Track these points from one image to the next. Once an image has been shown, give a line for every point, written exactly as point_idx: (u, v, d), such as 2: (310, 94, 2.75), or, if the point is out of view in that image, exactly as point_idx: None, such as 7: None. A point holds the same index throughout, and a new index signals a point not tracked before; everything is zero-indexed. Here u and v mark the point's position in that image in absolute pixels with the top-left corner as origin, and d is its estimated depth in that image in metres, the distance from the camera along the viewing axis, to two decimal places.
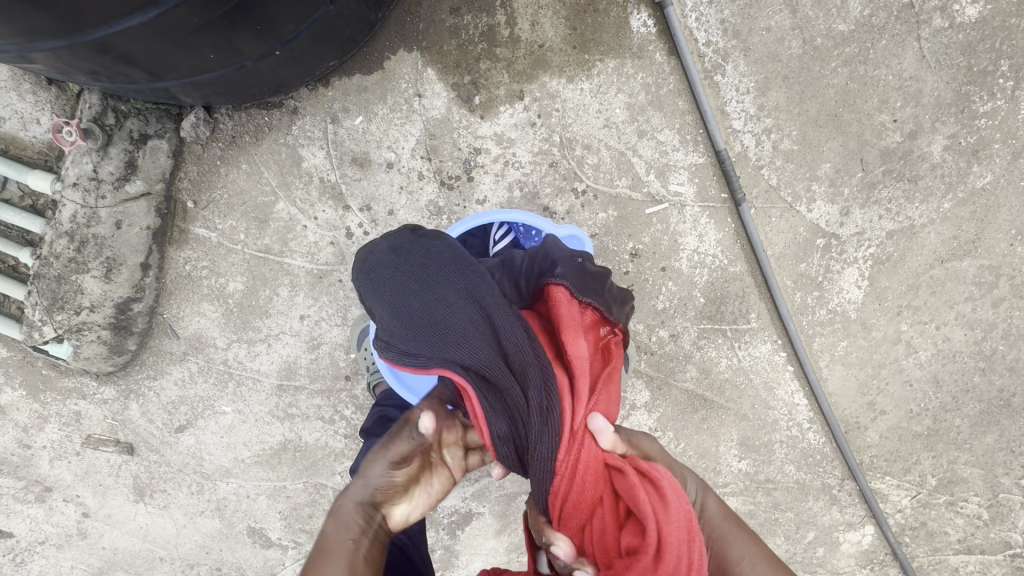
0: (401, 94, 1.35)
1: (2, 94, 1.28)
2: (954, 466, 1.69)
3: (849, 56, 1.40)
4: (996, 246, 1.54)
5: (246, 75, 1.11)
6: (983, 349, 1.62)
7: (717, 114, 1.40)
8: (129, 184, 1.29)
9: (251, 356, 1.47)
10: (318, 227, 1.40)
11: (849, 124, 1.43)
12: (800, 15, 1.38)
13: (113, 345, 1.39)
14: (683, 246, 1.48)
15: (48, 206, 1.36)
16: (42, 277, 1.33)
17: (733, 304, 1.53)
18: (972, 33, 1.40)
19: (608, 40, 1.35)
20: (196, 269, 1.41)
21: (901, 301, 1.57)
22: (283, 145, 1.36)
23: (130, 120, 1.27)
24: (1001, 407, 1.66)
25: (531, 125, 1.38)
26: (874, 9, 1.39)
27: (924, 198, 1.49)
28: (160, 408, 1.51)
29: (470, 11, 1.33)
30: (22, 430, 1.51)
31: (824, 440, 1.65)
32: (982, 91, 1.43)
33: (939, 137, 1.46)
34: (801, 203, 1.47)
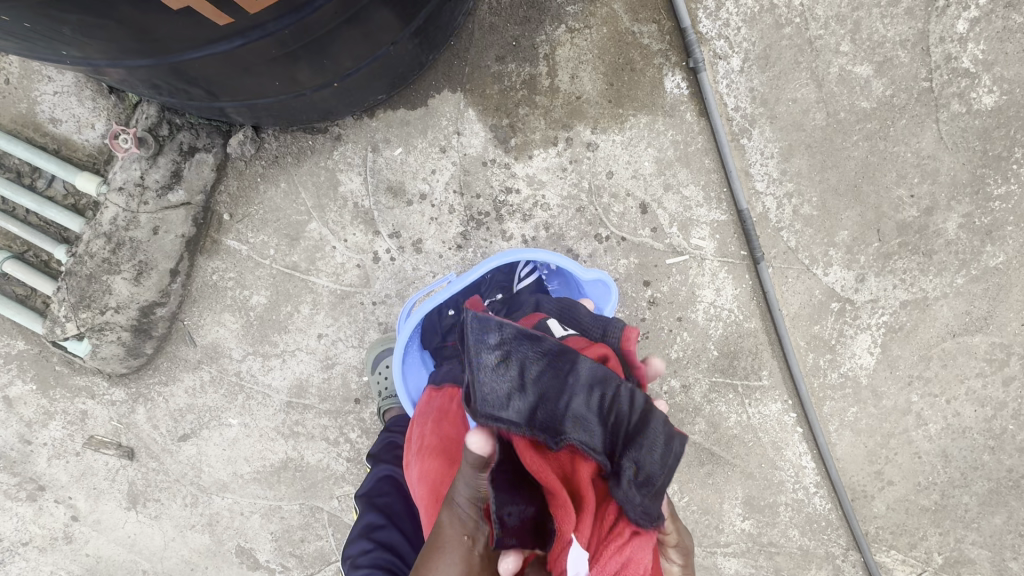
0: (441, 131, 1.41)
1: (64, 98, 1.34)
2: (961, 546, 1.68)
3: (870, 132, 1.46)
4: (1007, 324, 1.57)
5: (302, 102, 1.17)
6: (993, 427, 1.63)
7: (741, 175, 1.45)
8: (171, 192, 1.33)
9: (265, 370, 1.48)
10: (347, 249, 1.43)
11: (867, 196, 1.48)
12: (825, 90, 1.44)
13: (131, 347, 1.40)
14: (700, 298, 1.51)
15: (89, 207, 1.39)
16: (73, 274, 1.34)
17: (746, 359, 1.55)
18: (988, 120, 1.46)
19: (642, 97, 1.41)
20: (223, 279, 1.44)
21: (912, 371, 1.59)
22: (322, 168, 1.41)
23: (182, 133, 1.32)
24: (1010, 488, 1.66)
25: (562, 170, 1.43)
26: (895, 90, 1.44)
27: (938, 271, 1.53)
28: (166, 415, 1.50)
29: (514, 60, 1.39)
30: (26, 425, 1.50)
31: (830, 507, 1.63)
32: (996, 175, 1.49)
33: (954, 215, 1.50)
34: (818, 266, 1.51)
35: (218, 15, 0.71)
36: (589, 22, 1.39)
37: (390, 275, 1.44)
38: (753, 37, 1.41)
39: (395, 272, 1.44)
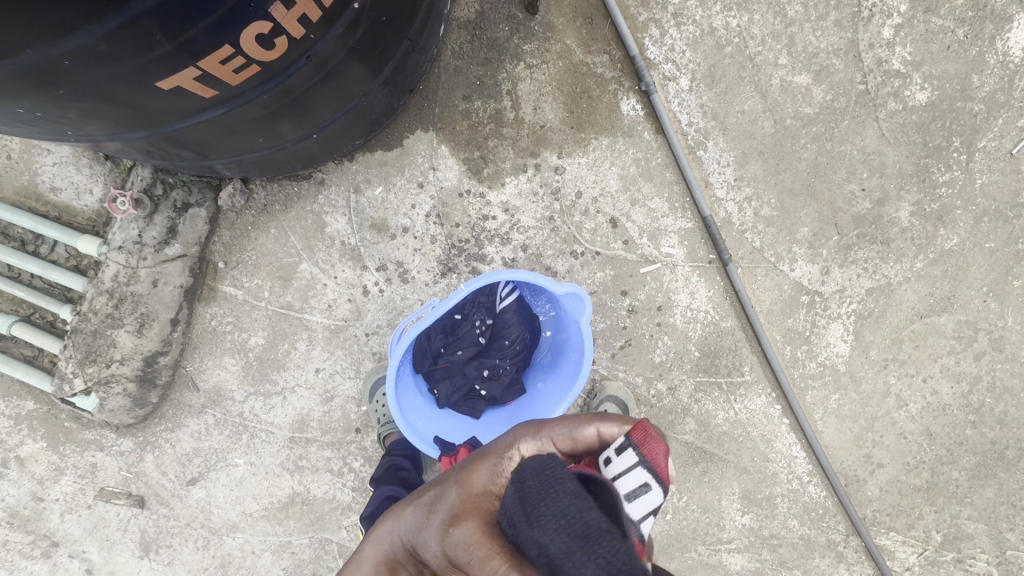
0: (417, 168, 1.50)
1: (63, 168, 1.43)
2: (957, 522, 1.75)
3: (816, 134, 1.56)
4: (970, 302, 1.66)
5: (285, 154, 1.27)
6: (971, 402, 1.70)
7: (701, 184, 1.55)
8: (168, 247, 1.40)
9: (267, 408, 1.54)
10: (337, 285, 1.51)
11: (822, 193, 1.58)
12: (770, 100, 1.54)
13: (137, 397, 1.46)
14: (677, 303, 1.58)
15: (90, 266, 1.45)
16: (79, 331, 1.40)
17: (727, 357, 1.62)
18: (924, 114, 1.57)
19: (601, 120, 1.52)
20: (221, 324, 1.51)
21: (887, 355, 1.66)
22: (309, 212, 1.49)
23: (175, 191, 1.39)
24: (996, 460, 1.73)
25: (534, 194, 1.52)
26: (835, 95, 1.55)
27: (898, 258, 1.62)
28: (174, 460, 1.55)
29: (480, 98, 1.50)
30: (38, 482, 1.54)
31: (825, 494, 1.70)
32: (939, 163, 1.59)
33: (905, 204, 1.60)
34: (784, 263, 1.59)
35: (202, 89, 0.80)
36: (546, 58, 1.50)
37: (380, 306, 1.52)
38: (697, 58, 1.52)
39: (384, 303, 1.52)
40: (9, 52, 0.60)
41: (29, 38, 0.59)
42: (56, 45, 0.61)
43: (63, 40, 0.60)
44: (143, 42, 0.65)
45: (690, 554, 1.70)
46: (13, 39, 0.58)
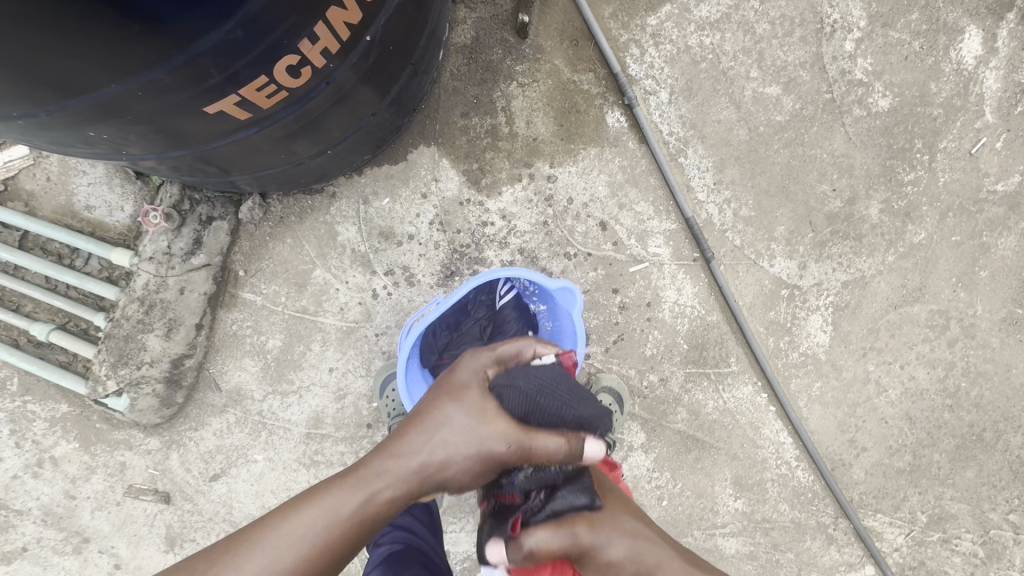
0: (420, 180, 1.63)
1: (97, 187, 1.56)
2: (941, 503, 1.83)
3: (788, 139, 1.69)
4: (940, 292, 1.77)
5: (302, 168, 1.40)
6: (948, 386, 1.80)
7: (684, 188, 1.68)
8: (194, 257, 1.52)
9: (284, 406, 1.65)
10: (349, 289, 1.63)
11: (796, 194, 1.70)
12: (743, 110, 1.68)
13: (164, 397, 1.57)
14: (665, 299, 1.70)
15: (122, 277, 1.58)
16: (112, 336, 1.51)
17: (714, 349, 1.73)
18: (887, 119, 1.70)
19: (589, 132, 1.65)
20: (242, 328, 1.62)
21: (865, 344, 1.77)
22: (322, 223, 1.62)
23: (201, 206, 1.52)
24: (975, 442, 1.82)
25: (529, 201, 1.65)
26: (803, 103, 1.69)
27: (870, 252, 1.74)
28: (198, 457, 1.65)
29: (476, 114, 1.64)
30: (70, 481, 1.64)
31: (812, 477, 1.79)
32: (904, 164, 1.72)
33: (874, 202, 1.72)
34: (764, 260, 1.71)
35: (240, 112, 0.92)
36: (536, 77, 1.64)
37: (388, 308, 1.63)
38: (675, 74, 1.66)
39: (392, 305, 1.63)
40: (96, 88, 0.71)
41: (114, 77, 0.71)
42: (133, 81, 0.73)
43: (139, 78, 0.72)
44: (201, 76, 0.77)
45: (686, 539, 1.78)
46: (98, 78, 0.70)
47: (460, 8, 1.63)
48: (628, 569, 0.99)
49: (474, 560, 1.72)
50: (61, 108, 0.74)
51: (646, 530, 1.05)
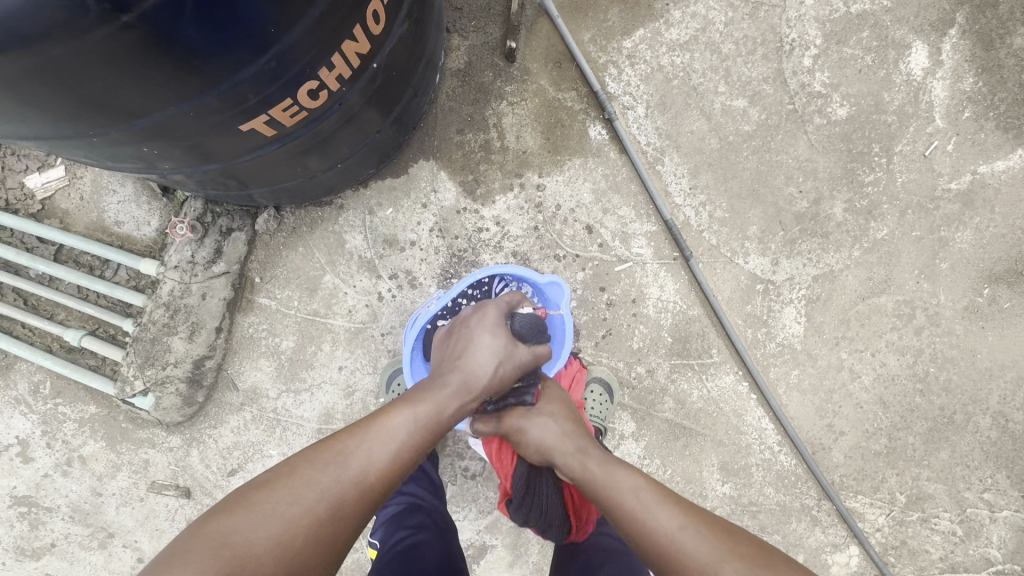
0: (421, 191, 1.79)
1: (126, 205, 1.71)
2: (918, 483, 1.93)
3: (756, 147, 1.85)
4: (905, 284, 1.90)
5: (314, 182, 1.55)
6: (917, 371, 1.92)
7: (662, 193, 1.83)
8: (214, 265, 1.66)
9: (297, 404, 1.76)
10: (356, 292, 1.76)
11: (765, 196, 1.85)
12: (714, 121, 1.84)
13: (186, 396, 1.69)
14: (648, 295, 1.83)
15: (148, 285, 1.72)
16: (139, 339, 1.64)
17: (696, 341, 1.86)
18: (845, 127, 1.87)
19: (573, 145, 1.81)
20: (258, 331, 1.76)
21: (837, 333, 1.89)
22: (331, 232, 1.77)
23: (221, 218, 1.66)
24: (947, 424, 1.93)
25: (520, 209, 1.80)
26: (768, 114, 1.85)
27: (837, 248, 1.88)
28: (216, 454, 1.76)
29: (471, 131, 1.80)
30: (97, 479, 1.75)
31: (795, 461, 1.89)
32: (864, 166, 1.88)
33: (838, 202, 1.87)
34: (739, 257, 1.85)
35: (267, 130, 1.07)
36: (524, 96, 1.81)
37: (393, 309, 1.77)
38: (650, 90, 1.83)
39: (397, 306, 1.77)
40: (156, 111, 0.86)
41: (173, 103, 0.85)
42: (187, 105, 0.87)
43: (193, 102, 0.87)
44: (241, 99, 0.92)
45: None
46: (158, 103, 0.85)
47: (453, 36, 1.81)
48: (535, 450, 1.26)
49: (477, 547, 1.82)
50: (127, 128, 0.88)
51: (556, 425, 1.26)
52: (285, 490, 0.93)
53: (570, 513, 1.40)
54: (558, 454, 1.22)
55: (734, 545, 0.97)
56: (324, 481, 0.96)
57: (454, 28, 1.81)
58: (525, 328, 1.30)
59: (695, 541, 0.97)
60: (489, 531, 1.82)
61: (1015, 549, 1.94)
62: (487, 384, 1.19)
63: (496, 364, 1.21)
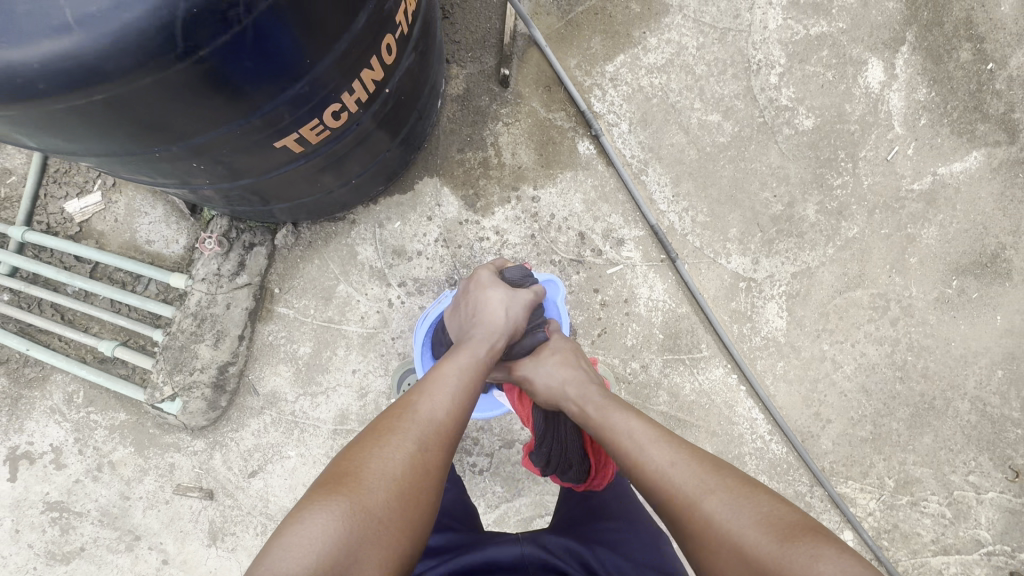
0: (426, 205, 1.95)
1: (157, 225, 1.87)
2: (906, 468, 2.03)
3: (731, 156, 2.02)
4: (878, 278, 2.04)
5: (330, 197, 1.71)
6: (896, 360, 2.04)
7: (647, 201, 1.99)
8: (238, 276, 1.81)
9: (314, 406, 1.88)
10: (368, 300, 1.90)
11: (743, 201, 2.02)
12: (692, 134, 2.02)
13: (211, 400, 1.81)
14: (640, 295, 1.97)
15: (176, 298, 1.86)
16: (168, 348, 1.77)
17: (686, 337, 1.98)
18: (812, 136, 2.04)
19: (564, 159, 1.98)
20: (277, 338, 1.89)
21: (818, 326, 2.02)
22: (344, 245, 1.92)
23: (245, 234, 1.82)
24: (928, 409, 2.04)
25: (518, 219, 1.96)
26: (741, 127, 2.03)
27: (812, 246, 2.03)
28: (238, 456, 1.87)
29: (470, 150, 1.98)
30: (126, 483, 1.85)
31: (786, 449, 2.00)
32: (832, 171, 2.04)
33: (810, 204, 2.03)
34: (721, 257, 2.00)
35: (296, 147, 1.23)
36: (518, 117, 1.99)
37: (402, 315, 1.91)
38: (633, 109, 2.01)
39: (406, 311, 1.91)
40: (211, 130, 1.02)
41: (224, 123, 1.01)
42: (236, 125, 1.03)
43: (239, 122, 1.03)
44: (279, 118, 1.08)
45: None
46: (216, 124, 1.00)
47: (453, 66, 2.00)
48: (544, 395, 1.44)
49: None
50: (184, 145, 1.04)
51: (557, 372, 1.44)
52: (382, 442, 1.05)
53: (589, 452, 1.50)
54: (563, 396, 1.39)
55: (722, 479, 1.05)
56: (412, 429, 1.09)
57: (453, 59, 2.00)
58: (518, 277, 1.58)
59: (688, 474, 1.07)
60: (497, 524, 1.91)
61: (1003, 530, 2.01)
62: (506, 330, 1.43)
63: (505, 312, 1.46)
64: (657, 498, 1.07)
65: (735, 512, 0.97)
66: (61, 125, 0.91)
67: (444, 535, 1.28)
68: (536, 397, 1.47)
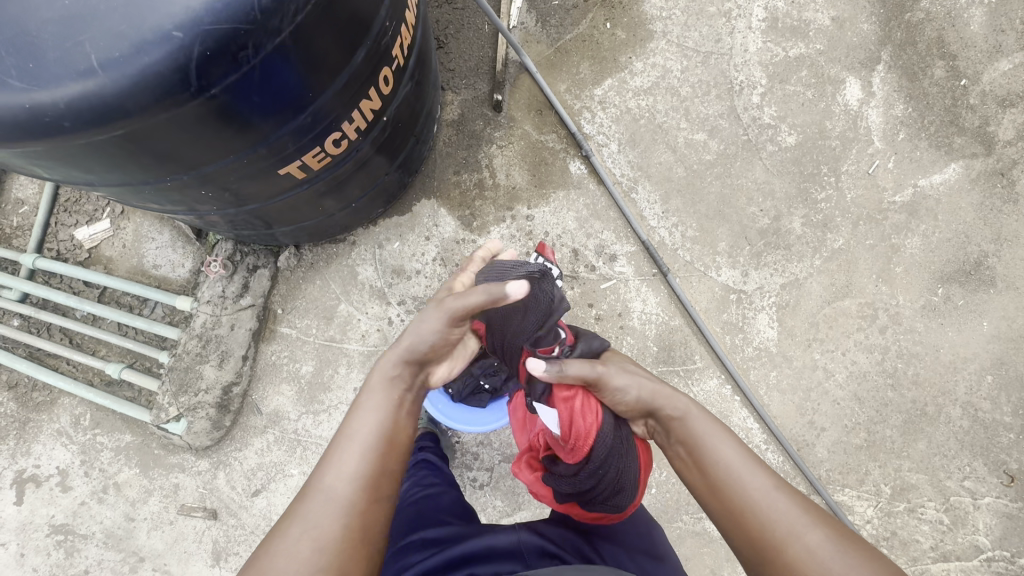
0: (424, 226, 2.01)
1: (163, 250, 1.94)
2: (901, 475, 2.05)
3: (718, 173, 2.09)
4: (865, 287, 2.10)
5: (331, 220, 1.77)
6: (887, 367, 2.08)
7: (638, 218, 2.06)
8: (242, 298, 1.86)
9: (316, 424, 1.91)
10: (369, 318, 1.95)
11: (730, 216, 2.08)
12: (679, 153, 2.09)
13: (215, 420, 1.84)
14: (633, 309, 2.02)
15: (181, 320, 1.91)
16: (174, 369, 1.81)
17: (679, 349, 2.03)
18: (795, 152, 2.12)
19: (557, 179, 2.05)
20: (280, 358, 1.93)
21: (809, 336, 2.07)
22: (345, 266, 1.98)
23: (249, 257, 1.87)
24: (920, 416, 2.07)
25: (513, 237, 2.02)
26: (726, 144, 2.11)
27: (800, 258, 2.09)
28: (241, 475, 1.89)
29: (466, 172, 2.05)
30: (131, 504, 1.88)
31: (782, 458, 2.02)
32: (816, 186, 2.11)
33: (796, 217, 2.10)
34: (712, 270, 2.06)
35: (299, 173, 1.30)
36: (512, 140, 2.07)
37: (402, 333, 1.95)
38: (621, 130, 2.09)
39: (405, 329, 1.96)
40: (220, 159, 1.08)
41: (233, 153, 1.08)
42: (244, 154, 1.10)
43: (247, 151, 1.09)
44: (283, 147, 1.15)
45: (677, 523, 1.98)
46: (225, 154, 1.07)
47: (448, 93, 2.09)
48: (630, 396, 1.15)
49: None
50: (195, 174, 1.10)
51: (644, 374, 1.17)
52: (281, 523, 0.87)
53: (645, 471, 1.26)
54: (657, 399, 1.14)
55: (823, 516, 0.94)
56: (314, 514, 0.88)
57: (448, 86, 2.09)
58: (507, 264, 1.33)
59: (787, 505, 0.95)
60: None
61: (1002, 536, 2.02)
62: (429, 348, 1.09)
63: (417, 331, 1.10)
64: (747, 521, 0.96)
65: (841, 560, 0.87)
66: (81, 159, 0.98)
67: (444, 527, 1.27)
68: (608, 402, 1.17)
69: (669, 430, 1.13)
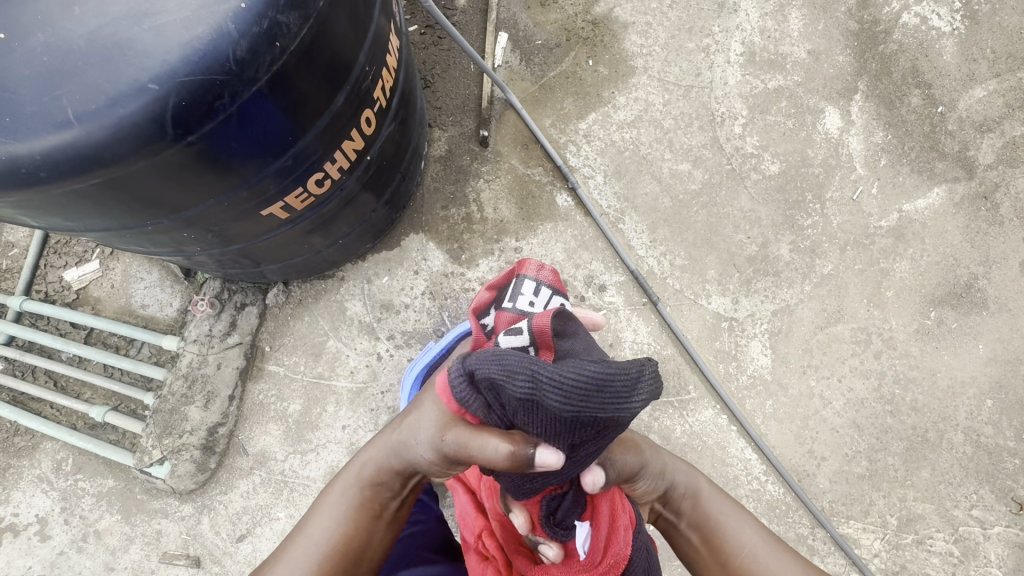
0: (412, 260, 2.02)
1: (152, 289, 1.94)
2: (907, 505, 1.99)
3: (704, 202, 2.12)
4: (857, 312, 2.09)
5: (318, 257, 1.78)
6: (884, 394, 2.05)
7: (626, 247, 2.07)
8: (229, 336, 1.85)
9: (304, 464, 1.87)
10: (357, 354, 1.94)
11: (718, 244, 2.09)
12: (664, 183, 2.12)
13: (200, 463, 1.81)
14: (624, 339, 2.01)
15: (168, 360, 1.89)
16: (158, 411, 1.79)
17: (673, 378, 2.00)
18: (779, 180, 2.15)
19: (544, 212, 2.07)
20: (267, 397, 1.90)
21: (803, 362, 2.05)
22: (334, 301, 1.97)
23: (236, 295, 1.88)
24: (922, 442, 2.03)
25: (501, 269, 2.02)
26: (710, 174, 2.14)
27: (789, 284, 2.09)
28: (226, 520, 1.84)
29: (454, 207, 2.07)
30: (111, 553, 1.81)
31: (783, 490, 1.97)
32: (802, 212, 2.13)
33: (783, 244, 2.11)
34: (702, 298, 2.05)
35: (282, 214, 1.30)
36: (498, 174, 2.10)
37: (391, 368, 1.93)
38: (606, 162, 2.13)
39: (394, 365, 1.94)
40: (201, 203, 1.09)
41: (214, 197, 1.09)
42: (225, 197, 1.11)
43: (228, 195, 1.11)
44: (265, 189, 1.16)
45: None
46: (206, 198, 1.08)
47: (435, 130, 2.14)
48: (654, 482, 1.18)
49: None
50: (176, 218, 1.11)
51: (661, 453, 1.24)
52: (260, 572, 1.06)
53: None
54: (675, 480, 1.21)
55: None
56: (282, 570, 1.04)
57: (435, 124, 2.14)
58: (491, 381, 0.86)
59: None
60: None
61: (1014, 567, 1.95)
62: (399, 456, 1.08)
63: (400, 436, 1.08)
64: None
65: None
66: (61, 208, 0.99)
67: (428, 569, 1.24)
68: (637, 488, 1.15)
69: (684, 513, 1.22)
